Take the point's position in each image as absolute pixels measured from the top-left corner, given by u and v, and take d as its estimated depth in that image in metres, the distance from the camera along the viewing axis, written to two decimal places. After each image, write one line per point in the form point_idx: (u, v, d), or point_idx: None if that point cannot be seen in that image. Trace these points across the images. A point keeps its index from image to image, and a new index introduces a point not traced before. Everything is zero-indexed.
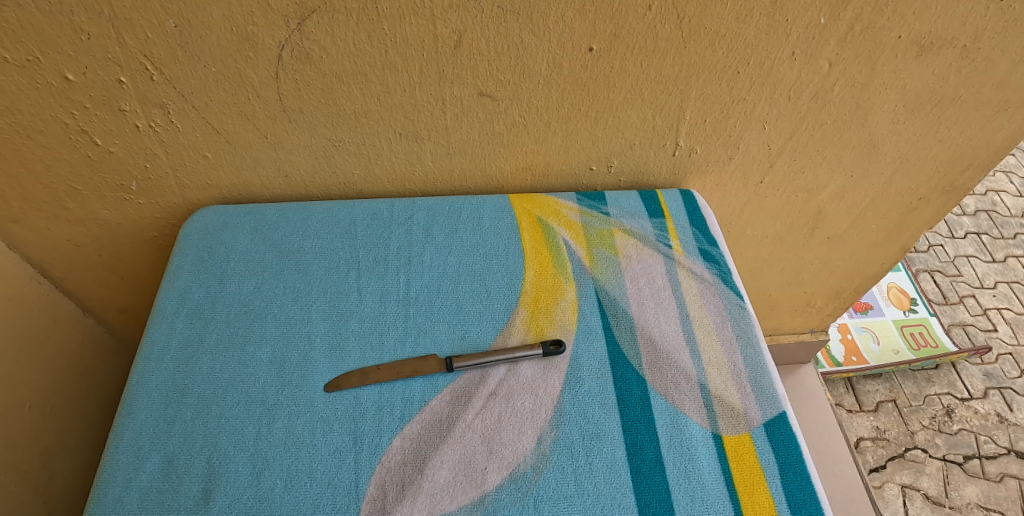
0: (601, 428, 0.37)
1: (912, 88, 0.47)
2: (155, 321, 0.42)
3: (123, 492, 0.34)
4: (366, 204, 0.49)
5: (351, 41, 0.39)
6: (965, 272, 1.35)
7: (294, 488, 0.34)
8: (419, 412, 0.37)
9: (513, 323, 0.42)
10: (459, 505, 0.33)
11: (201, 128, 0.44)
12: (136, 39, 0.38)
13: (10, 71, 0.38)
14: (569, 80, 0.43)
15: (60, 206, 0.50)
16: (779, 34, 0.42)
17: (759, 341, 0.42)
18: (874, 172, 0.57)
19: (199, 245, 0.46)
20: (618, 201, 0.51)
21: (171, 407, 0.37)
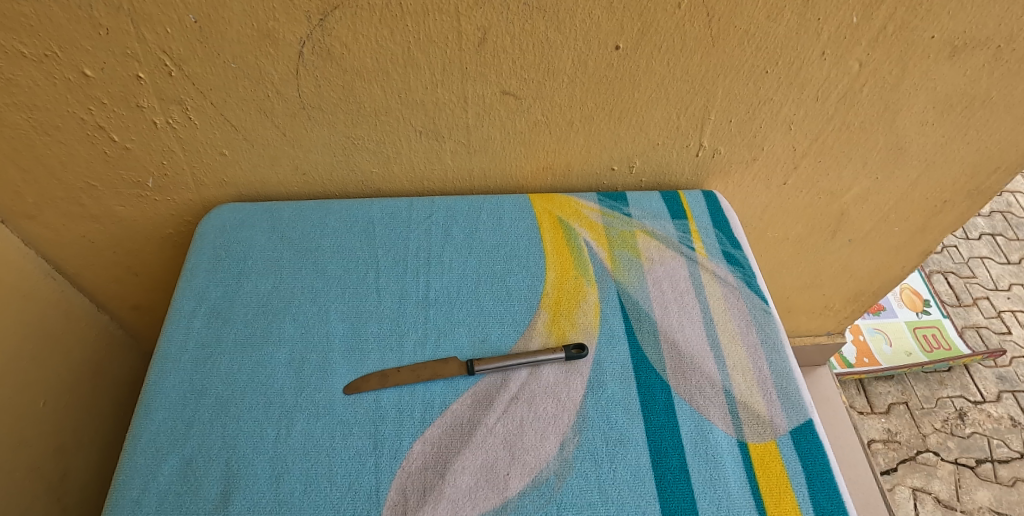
0: (625, 434, 0.36)
1: (942, 89, 0.46)
2: (172, 320, 0.42)
3: (141, 494, 0.33)
4: (384, 202, 0.49)
5: (374, 38, 0.38)
6: (980, 274, 1.33)
7: (313, 492, 0.33)
8: (439, 416, 0.37)
9: (534, 326, 0.42)
10: (481, 511, 0.32)
11: (219, 124, 0.44)
12: (155, 35, 0.37)
13: (29, 66, 0.38)
14: (593, 79, 0.42)
15: (76, 202, 0.50)
16: (810, 33, 0.40)
17: (784, 347, 0.41)
18: (900, 174, 0.56)
19: (216, 243, 0.46)
20: (640, 202, 0.50)
21: (189, 409, 0.37)
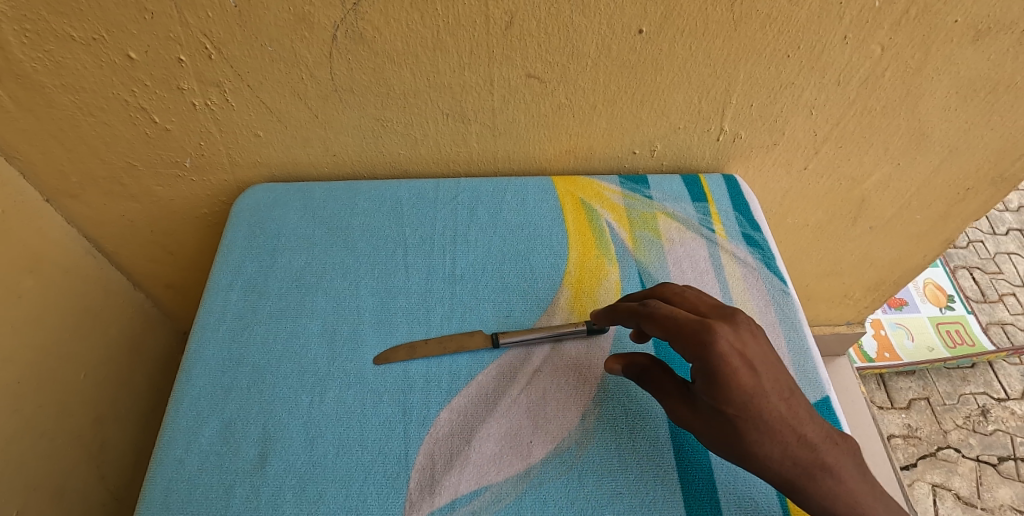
0: (645, 406, 0.37)
1: (966, 74, 0.46)
2: (210, 293, 0.44)
3: (184, 453, 0.36)
4: (412, 183, 0.50)
5: (405, 22, 0.39)
6: (1006, 270, 1.31)
7: (346, 455, 0.35)
8: (466, 387, 0.38)
9: (557, 302, 0.43)
10: (505, 476, 0.34)
11: (255, 106, 0.46)
12: (197, 19, 0.39)
13: (77, 49, 0.40)
14: (617, 63, 0.43)
15: (117, 182, 0.52)
16: (831, 17, 0.41)
17: (803, 326, 0.42)
18: (922, 160, 0.56)
19: (250, 221, 0.48)
20: (661, 185, 0.51)
21: (227, 376, 0.39)
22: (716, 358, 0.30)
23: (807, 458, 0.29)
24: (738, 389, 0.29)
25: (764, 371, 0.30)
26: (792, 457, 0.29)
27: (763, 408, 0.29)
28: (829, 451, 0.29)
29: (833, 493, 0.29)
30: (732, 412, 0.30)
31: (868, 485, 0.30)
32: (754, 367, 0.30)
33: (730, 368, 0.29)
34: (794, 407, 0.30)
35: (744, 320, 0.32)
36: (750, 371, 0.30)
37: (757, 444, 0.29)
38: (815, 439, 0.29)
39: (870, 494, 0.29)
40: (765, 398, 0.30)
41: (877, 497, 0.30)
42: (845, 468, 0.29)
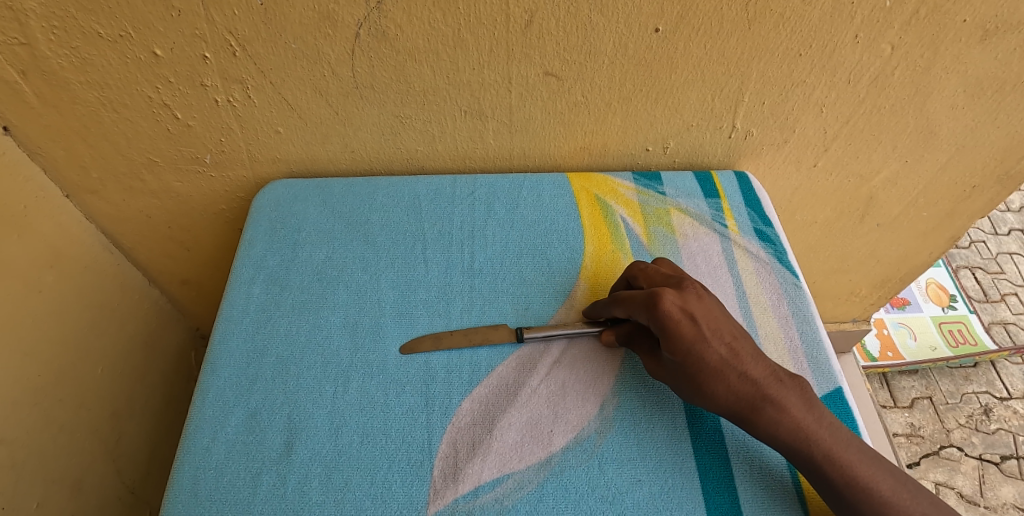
0: (662, 396, 0.38)
1: (974, 73, 0.47)
2: (233, 286, 0.44)
3: (211, 442, 0.36)
4: (429, 179, 0.51)
5: (427, 20, 0.40)
6: (1008, 270, 1.32)
7: (370, 443, 0.36)
8: (486, 377, 0.39)
9: (574, 296, 0.44)
10: (528, 464, 0.35)
11: (277, 103, 0.46)
12: (224, 16, 0.40)
13: (103, 46, 0.41)
14: (633, 61, 0.44)
15: (137, 178, 0.53)
16: (844, 17, 0.42)
17: (815, 319, 0.43)
18: (929, 158, 0.57)
19: (271, 216, 0.49)
20: (674, 181, 0.52)
21: (252, 367, 0.40)
22: (661, 317, 0.34)
23: (749, 392, 0.33)
24: (681, 337, 0.34)
25: (703, 321, 0.35)
26: (736, 392, 0.33)
27: (704, 352, 0.34)
28: (771, 387, 0.33)
29: (776, 421, 0.33)
30: (680, 359, 0.34)
31: (813, 416, 0.33)
32: (695, 319, 0.35)
33: (673, 322, 0.34)
34: (735, 349, 0.34)
35: (689, 285, 0.37)
36: (690, 323, 0.34)
37: (707, 383, 0.34)
38: (755, 374, 0.34)
39: (814, 423, 0.33)
40: (706, 343, 0.34)
41: (823, 426, 0.33)
42: (787, 398, 0.33)
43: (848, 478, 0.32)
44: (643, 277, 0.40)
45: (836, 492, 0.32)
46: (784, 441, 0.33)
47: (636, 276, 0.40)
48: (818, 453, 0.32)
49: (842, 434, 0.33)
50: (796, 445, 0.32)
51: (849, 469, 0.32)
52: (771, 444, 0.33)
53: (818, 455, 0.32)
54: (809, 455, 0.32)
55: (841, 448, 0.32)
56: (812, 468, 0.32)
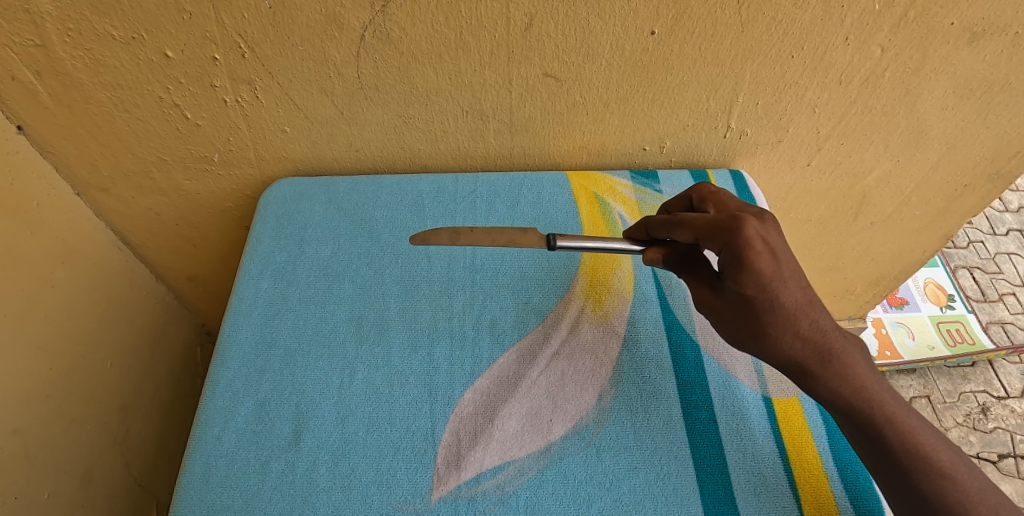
0: (658, 387, 0.39)
1: (962, 74, 0.48)
2: (242, 281, 0.46)
3: (221, 431, 0.38)
4: (432, 178, 0.52)
5: (430, 23, 0.41)
6: (1006, 270, 1.33)
7: (376, 432, 0.37)
8: (488, 369, 0.40)
9: (573, 290, 0.45)
10: (528, 452, 0.36)
11: (283, 103, 0.48)
12: (233, 19, 0.41)
13: (117, 48, 0.42)
14: (629, 63, 0.45)
15: (147, 176, 0.54)
16: (834, 20, 0.43)
17: None
18: (921, 157, 0.58)
19: (278, 213, 0.50)
20: (671, 180, 0.53)
21: (261, 359, 0.41)
22: (741, 244, 0.31)
23: (818, 341, 0.32)
24: (758, 272, 0.30)
25: (786, 259, 0.31)
26: (802, 339, 0.31)
27: (780, 293, 0.31)
28: (837, 339, 0.32)
29: (841, 375, 0.32)
30: (750, 295, 0.31)
31: (876, 378, 0.32)
32: (778, 255, 0.31)
33: (755, 253, 0.30)
34: (809, 294, 0.32)
35: (772, 219, 0.33)
36: (771, 257, 0.31)
37: (771, 324, 0.31)
38: (826, 324, 0.32)
39: (877, 385, 0.32)
40: (783, 283, 0.31)
41: (885, 390, 0.32)
42: (852, 354, 0.32)
43: (906, 442, 0.31)
44: (711, 205, 0.38)
45: (892, 454, 0.31)
46: (845, 398, 0.32)
47: (705, 201, 0.39)
48: (879, 415, 0.31)
49: (899, 398, 0.33)
50: (857, 405, 0.32)
51: (909, 433, 0.31)
52: (829, 401, 0.32)
53: (879, 415, 0.31)
54: (869, 415, 0.31)
55: (903, 411, 0.32)
56: (873, 428, 0.31)
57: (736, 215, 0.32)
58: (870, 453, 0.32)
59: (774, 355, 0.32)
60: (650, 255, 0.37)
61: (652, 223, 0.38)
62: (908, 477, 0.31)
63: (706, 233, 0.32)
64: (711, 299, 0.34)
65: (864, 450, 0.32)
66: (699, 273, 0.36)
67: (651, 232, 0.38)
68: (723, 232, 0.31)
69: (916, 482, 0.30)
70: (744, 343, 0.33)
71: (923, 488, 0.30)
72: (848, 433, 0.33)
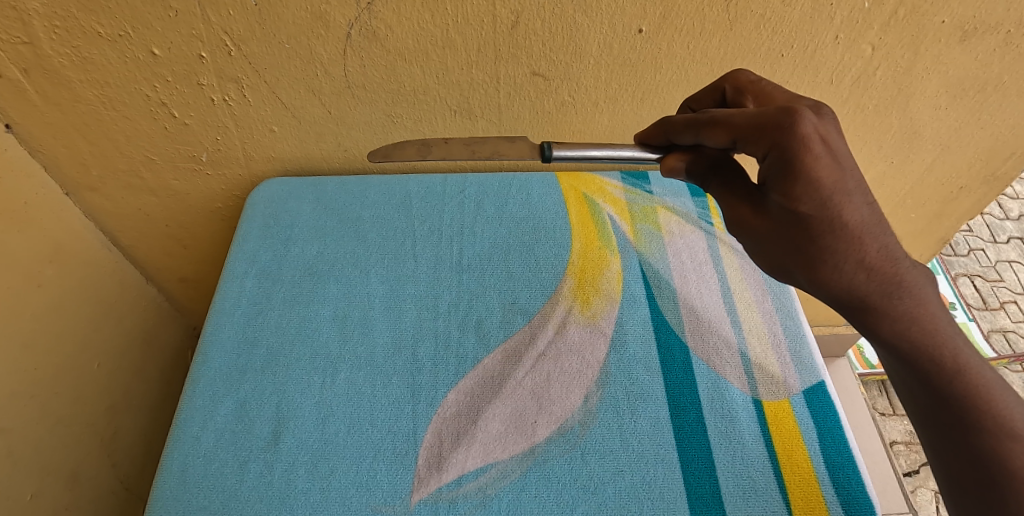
0: (645, 389, 0.39)
1: (955, 73, 0.48)
2: (226, 280, 0.45)
3: (200, 431, 0.37)
4: (421, 178, 0.52)
5: (416, 20, 0.41)
6: (1007, 277, 1.31)
7: (357, 433, 0.37)
8: (472, 369, 0.40)
9: (560, 290, 0.44)
10: (510, 454, 0.35)
11: (271, 102, 0.48)
12: (220, 17, 0.41)
13: (103, 45, 0.42)
14: (618, 61, 0.45)
15: (136, 176, 0.54)
16: (823, 18, 0.43)
17: (798, 314, 0.44)
18: (915, 159, 0.57)
19: (265, 213, 0.50)
20: (661, 180, 0.53)
21: (242, 359, 0.41)
22: (795, 144, 0.25)
23: (886, 270, 0.27)
24: (817, 180, 0.25)
25: (846, 162, 0.26)
26: (867, 269, 0.27)
27: (843, 208, 0.26)
28: (909, 271, 0.27)
29: (911, 315, 0.27)
30: (805, 210, 0.26)
31: (947, 318, 0.28)
32: (839, 160, 0.26)
33: (813, 156, 0.25)
34: (877, 212, 0.27)
35: (830, 113, 0.28)
36: (832, 161, 0.25)
37: (830, 248, 0.26)
38: (896, 252, 0.27)
39: (949, 327, 0.28)
40: (847, 197, 0.26)
41: (959, 334, 0.28)
42: (925, 289, 0.28)
43: (977, 396, 0.27)
44: (751, 97, 0.33)
45: (958, 409, 0.27)
46: (912, 342, 0.28)
47: (743, 93, 0.33)
48: (950, 364, 0.28)
49: (970, 347, 0.29)
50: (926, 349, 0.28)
51: (979, 386, 0.28)
52: (893, 345, 0.28)
53: (949, 364, 0.28)
54: (938, 364, 0.28)
55: (974, 363, 0.28)
56: (940, 378, 0.28)
57: (789, 108, 0.26)
58: (929, 406, 0.28)
59: (826, 285, 0.27)
60: (669, 164, 0.33)
61: (675, 125, 0.33)
62: (971, 433, 0.27)
63: (748, 134, 0.27)
64: (748, 215, 0.29)
65: (921, 402, 0.29)
66: (729, 184, 0.31)
67: (671, 136, 0.33)
68: (771, 131, 0.26)
69: (980, 439, 0.27)
70: (787, 270, 0.28)
71: (988, 447, 0.27)
72: (904, 384, 0.29)
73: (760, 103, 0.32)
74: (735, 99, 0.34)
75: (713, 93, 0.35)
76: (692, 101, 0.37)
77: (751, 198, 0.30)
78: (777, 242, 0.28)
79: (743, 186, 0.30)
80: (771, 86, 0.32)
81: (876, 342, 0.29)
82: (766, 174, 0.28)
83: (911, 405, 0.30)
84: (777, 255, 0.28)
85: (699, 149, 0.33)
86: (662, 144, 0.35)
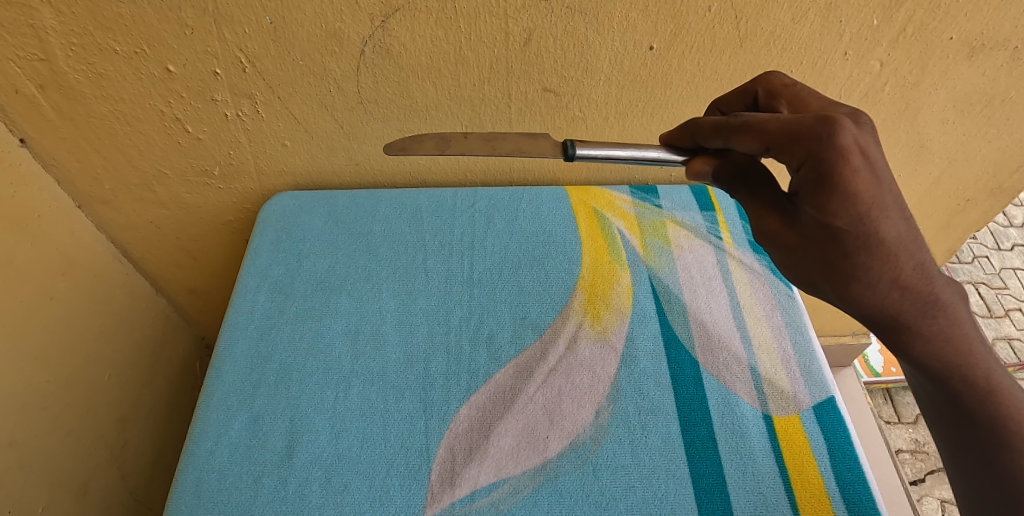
0: (656, 404, 0.39)
1: (963, 88, 0.48)
2: (239, 294, 0.46)
3: (214, 446, 0.37)
4: (431, 192, 0.52)
5: (429, 38, 0.42)
6: (1012, 285, 1.31)
7: (370, 448, 0.37)
8: (484, 384, 0.40)
9: (571, 305, 0.45)
10: (523, 469, 0.36)
11: (284, 117, 0.48)
12: (235, 34, 0.41)
13: (119, 62, 0.43)
14: (628, 78, 0.46)
15: (148, 189, 0.55)
16: (832, 34, 0.43)
17: (807, 329, 0.44)
18: (922, 172, 0.58)
19: (277, 227, 0.50)
20: (670, 194, 0.53)
21: (256, 373, 0.41)
22: (834, 156, 0.25)
23: (922, 289, 0.27)
24: (856, 195, 0.25)
25: (885, 177, 0.25)
26: (902, 287, 0.27)
27: (880, 224, 0.26)
28: (945, 289, 0.27)
29: (944, 335, 0.27)
30: (841, 225, 0.26)
31: (980, 338, 0.28)
32: (879, 173, 0.25)
33: (852, 170, 0.25)
34: (914, 229, 0.26)
35: (869, 122, 0.27)
36: (871, 176, 0.25)
37: (865, 265, 0.26)
38: (933, 269, 0.27)
39: (982, 346, 0.28)
40: (885, 212, 0.26)
41: (991, 354, 0.28)
42: (959, 308, 0.27)
43: (1009, 417, 0.27)
44: (784, 102, 0.32)
45: (986, 429, 0.28)
46: (943, 362, 0.28)
47: (776, 98, 0.32)
48: (982, 384, 0.28)
49: (1002, 366, 0.29)
50: (959, 369, 0.28)
51: (1011, 408, 0.28)
52: (924, 365, 0.28)
53: (981, 385, 0.28)
54: (971, 385, 0.28)
55: (1006, 383, 0.28)
56: (972, 399, 0.28)
57: (828, 117, 0.25)
58: (957, 425, 0.29)
59: (857, 302, 0.28)
60: (696, 168, 0.32)
61: (701, 128, 0.32)
62: (998, 454, 0.28)
63: (781, 143, 0.26)
64: (778, 226, 0.29)
65: (948, 421, 0.29)
66: (758, 192, 0.31)
67: (699, 139, 0.32)
68: (808, 141, 0.25)
69: (1008, 460, 0.27)
70: (816, 285, 0.29)
71: (1014, 468, 0.27)
72: (931, 403, 0.30)
73: (794, 109, 0.32)
74: (768, 104, 0.33)
75: (742, 97, 0.35)
76: (720, 103, 0.36)
77: (782, 209, 0.29)
78: (807, 256, 0.28)
79: (758, 209, 0.31)
80: (806, 92, 0.32)
81: (907, 361, 0.29)
82: (800, 184, 0.27)
83: (937, 423, 0.30)
84: (807, 269, 0.28)
85: (726, 153, 0.33)
86: (689, 147, 0.34)
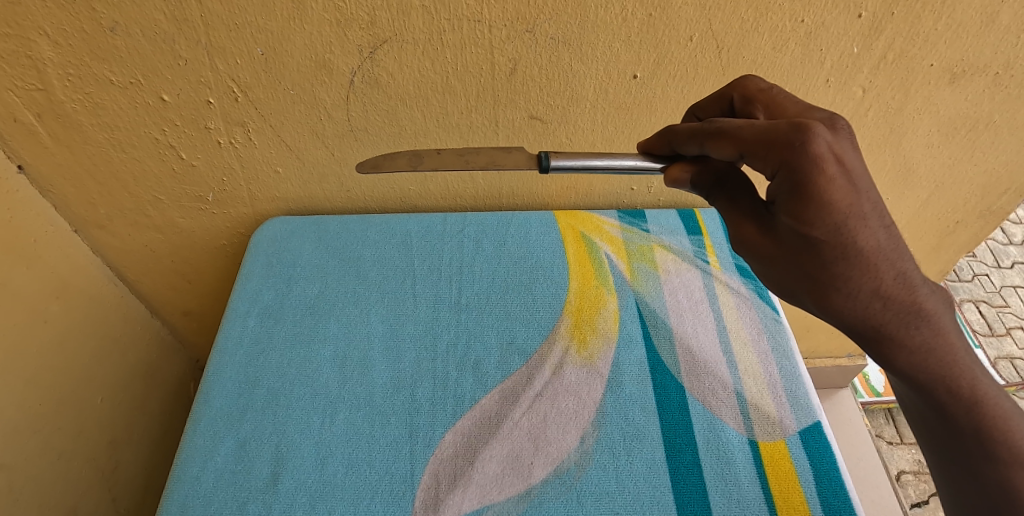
0: (641, 429, 0.39)
1: (946, 113, 0.49)
2: (229, 319, 0.46)
3: (200, 472, 0.38)
4: (421, 217, 0.53)
5: (417, 68, 0.43)
6: (1013, 303, 1.30)
7: (354, 474, 0.37)
8: (469, 410, 0.40)
9: (557, 329, 0.45)
10: (507, 496, 0.36)
11: (276, 144, 0.49)
12: (227, 65, 0.42)
13: (115, 92, 0.44)
14: (614, 105, 0.47)
15: (143, 214, 0.55)
16: (814, 62, 0.44)
17: (794, 354, 0.44)
18: (911, 195, 0.58)
19: (268, 252, 0.51)
20: (658, 219, 0.54)
21: (243, 398, 0.41)
22: (807, 164, 0.24)
23: (903, 298, 0.26)
24: (832, 205, 0.24)
25: (860, 183, 0.25)
26: (883, 298, 0.26)
27: (857, 234, 0.25)
28: (929, 298, 0.26)
29: (927, 347, 0.27)
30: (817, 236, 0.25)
31: (964, 344, 0.28)
32: (855, 181, 0.25)
33: (826, 179, 0.24)
34: (894, 237, 0.26)
35: (845, 127, 0.27)
36: (847, 184, 0.24)
37: (844, 276, 0.26)
38: (915, 278, 0.26)
39: (965, 353, 0.27)
40: (862, 220, 0.25)
41: (976, 362, 0.28)
42: (943, 317, 0.27)
43: (993, 427, 0.27)
44: (761, 107, 0.31)
45: (969, 438, 0.28)
46: (929, 373, 0.27)
47: (751, 102, 0.32)
48: (967, 394, 0.27)
49: (989, 375, 0.28)
50: (943, 379, 0.27)
51: (996, 416, 0.27)
52: (909, 376, 0.27)
53: (966, 394, 0.27)
54: (955, 395, 0.27)
55: (992, 391, 0.28)
56: (956, 410, 0.28)
57: (801, 123, 0.25)
58: (941, 433, 0.29)
59: (838, 313, 0.27)
60: (674, 175, 0.32)
61: (678, 135, 0.32)
62: (987, 467, 0.28)
63: (755, 150, 0.26)
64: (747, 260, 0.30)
65: (934, 432, 0.29)
66: (736, 200, 0.31)
67: (675, 146, 0.32)
68: (781, 148, 0.25)
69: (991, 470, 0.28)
70: (797, 296, 0.28)
71: (1000, 479, 0.27)
72: (916, 410, 0.29)
73: (769, 113, 0.31)
74: (744, 109, 0.32)
75: (719, 102, 0.34)
76: (698, 108, 0.36)
77: (760, 218, 0.29)
78: (786, 266, 0.27)
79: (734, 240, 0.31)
80: (782, 95, 0.31)
81: (890, 370, 0.28)
82: (775, 191, 0.26)
83: (922, 429, 0.30)
84: (786, 279, 0.28)
85: (705, 160, 0.32)
86: (667, 153, 0.34)
